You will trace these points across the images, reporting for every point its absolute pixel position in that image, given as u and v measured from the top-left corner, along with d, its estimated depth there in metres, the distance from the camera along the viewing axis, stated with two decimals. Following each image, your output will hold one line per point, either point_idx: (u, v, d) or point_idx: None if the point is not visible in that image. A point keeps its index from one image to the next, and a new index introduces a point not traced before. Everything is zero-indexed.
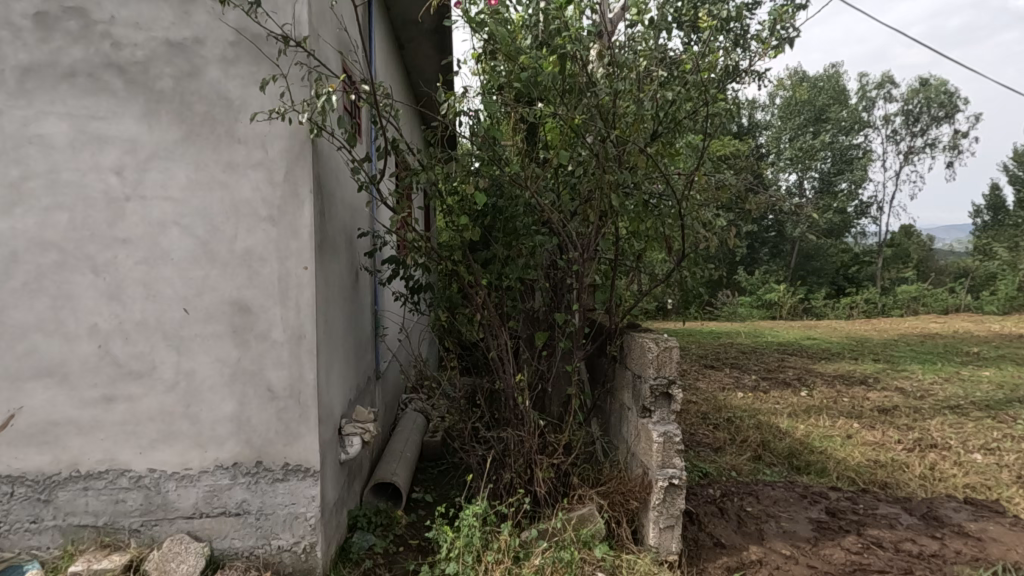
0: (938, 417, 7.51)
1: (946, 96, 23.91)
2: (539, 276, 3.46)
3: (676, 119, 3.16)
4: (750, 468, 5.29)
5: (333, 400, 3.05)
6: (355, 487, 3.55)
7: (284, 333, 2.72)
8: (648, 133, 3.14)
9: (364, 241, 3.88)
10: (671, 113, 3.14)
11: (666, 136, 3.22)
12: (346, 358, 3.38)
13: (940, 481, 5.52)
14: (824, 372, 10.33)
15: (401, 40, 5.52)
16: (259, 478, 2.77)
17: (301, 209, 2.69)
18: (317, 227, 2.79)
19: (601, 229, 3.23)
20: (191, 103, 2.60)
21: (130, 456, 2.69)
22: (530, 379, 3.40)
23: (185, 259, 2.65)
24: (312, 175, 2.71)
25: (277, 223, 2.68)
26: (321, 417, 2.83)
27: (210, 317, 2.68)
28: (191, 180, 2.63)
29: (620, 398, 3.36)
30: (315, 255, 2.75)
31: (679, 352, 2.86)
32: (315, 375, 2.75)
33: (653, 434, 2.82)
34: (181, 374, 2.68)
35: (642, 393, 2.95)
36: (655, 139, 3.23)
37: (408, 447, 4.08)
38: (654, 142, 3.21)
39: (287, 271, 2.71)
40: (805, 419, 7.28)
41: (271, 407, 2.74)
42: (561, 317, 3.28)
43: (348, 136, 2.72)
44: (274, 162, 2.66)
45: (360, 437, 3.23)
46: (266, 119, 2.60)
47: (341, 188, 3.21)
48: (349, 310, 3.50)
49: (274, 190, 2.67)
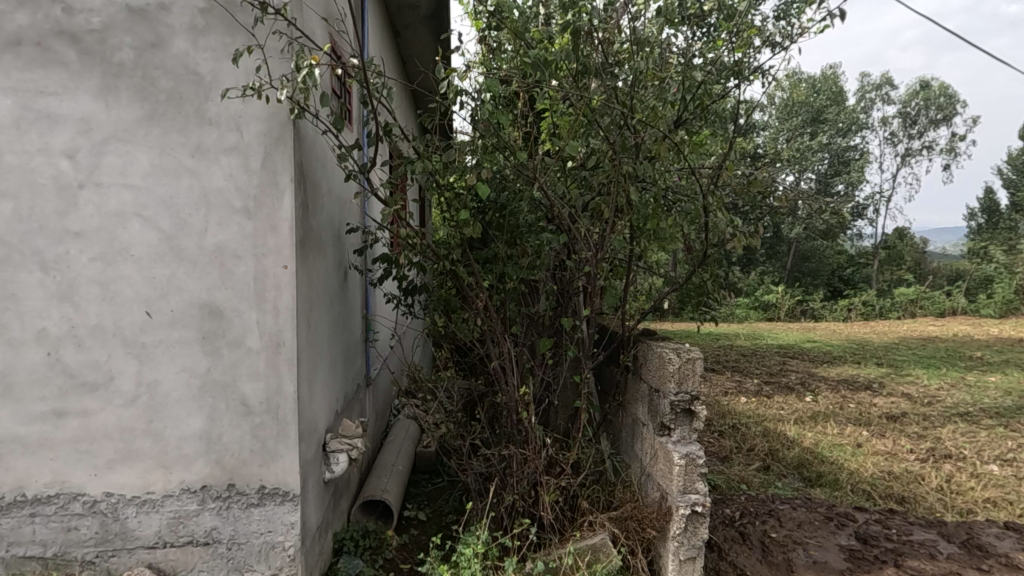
0: (949, 426, 7.26)
1: (945, 99, 23.86)
2: (544, 277, 3.18)
3: (701, 104, 2.86)
4: (761, 480, 5.02)
5: (316, 414, 2.74)
6: (341, 506, 3.25)
7: (260, 341, 2.42)
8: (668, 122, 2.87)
9: (354, 238, 3.58)
10: (697, 101, 2.85)
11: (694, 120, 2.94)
12: (332, 366, 3.07)
13: (958, 495, 5.27)
14: (827, 376, 10.07)
15: (396, 27, 5.31)
16: (232, 503, 2.46)
17: (280, 201, 2.38)
18: (299, 221, 2.49)
19: (614, 226, 2.94)
20: (154, 77, 2.28)
21: (83, 478, 2.38)
22: (535, 390, 3.10)
23: (147, 256, 2.33)
24: (293, 163, 2.40)
25: (254, 216, 2.37)
26: (302, 434, 2.52)
27: (176, 321, 2.37)
28: (155, 165, 2.31)
29: (633, 412, 3.08)
30: (296, 253, 2.44)
31: (703, 365, 2.57)
32: (294, 388, 2.45)
33: (673, 456, 2.53)
34: (143, 386, 2.37)
35: (661, 409, 2.65)
36: (678, 127, 2.93)
37: (400, 461, 3.79)
38: (676, 131, 2.91)
39: (264, 271, 2.40)
40: (812, 427, 7.01)
41: (245, 423, 2.43)
42: (569, 322, 2.97)
43: (334, 118, 2.40)
44: (249, 146, 2.35)
45: (347, 454, 2.92)
46: (239, 96, 2.28)
47: (328, 179, 2.91)
48: (336, 312, 3.19)
49: (250, 178, 2.36)
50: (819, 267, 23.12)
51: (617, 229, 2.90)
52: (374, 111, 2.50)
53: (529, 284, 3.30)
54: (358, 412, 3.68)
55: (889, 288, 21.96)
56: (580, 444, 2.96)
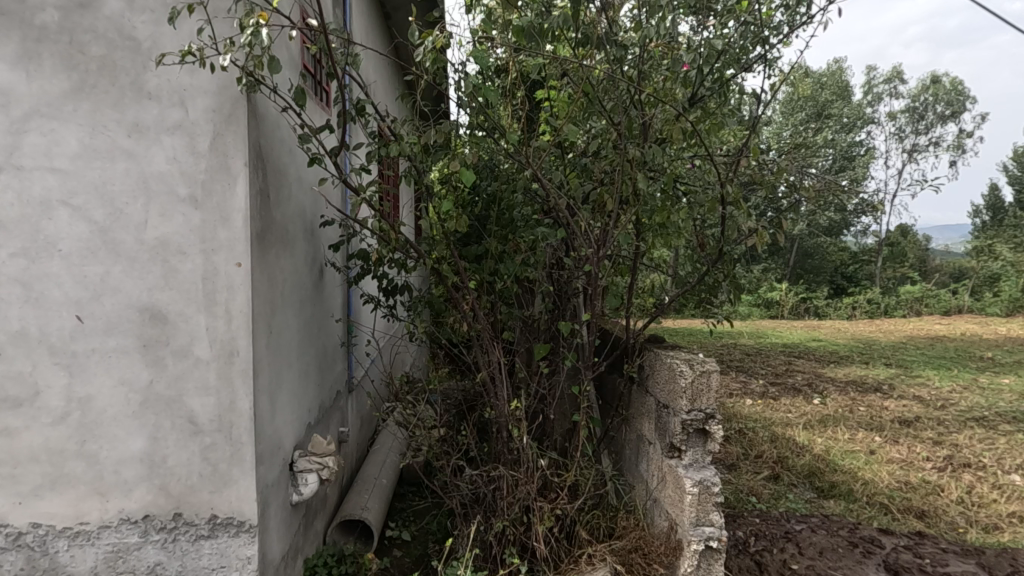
0: (966, 431, 6.94)
1: (955, 94, 23.41)
2: (541, 277, 2.85)
3: (721, 77, 2.56)
4: (772, 491, 4.71)
5: (280, 430, 2.43)
6: (315, 528, 2.94)
7: (210, 349, 2.10)
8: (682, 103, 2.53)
9: (332, 231, 3.25)
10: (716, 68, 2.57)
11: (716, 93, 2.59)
12: (302, 374, 2.75)
13: (981, 508, 4.95)
14: (834, 377, 9.74)
15: (388, 10, 4.98)
16: (179, 535, 2.15)
17: (233, 188, 2.07)
18: (256, 212, 2.17)
19: (619, 220, 2.60)
20: (83, 43, 1.95)
21: (6, 507, 2.06)
22: (529, 405, 2.78)
23: (78, 252, 2.01)
24: (247, 144, 2.08)
25: (201, 206, 2.05)
26: (261, 456, 2.21)
27: (111, 327, 2.04)
28: (86, 146, 1.98)
29: (638, 428, 2.76)
30: (252, 248, 2.12)
31: (720, 378, 2.25)
32: (250, 404, 2.13)
33: (684, 484, 2.21)
34: (74, 402, 2.04)
35: (671, 428, 2.33)
36: (693, 106, 2.59)
37: (383, 474, 3.48)
38: (691, 111, 2.56)
39: (214, 269, 2.08)
40: (822, 431, 6.69)
41: (193, 444, 2.12)
42: (568, 326, 2.61)
43: (294, 91, 2.06)
44: (196, 125, 2.02)
45: (317, 474, 2.61)
46: (179, 64, 1.96)
47: (296, 166, 2.59)
48: (308, 314, 2.87)
49: (197, 162, 2.04)
50: (823, 263, 22.72)
51: (621, 222, 2.57)
52: (340, 83, 2.15)
53: (523, 283, 2.97)
54: (336, 421, 3.37)
55: (895, 286, 21.59)
56: (578, 464, 2.64)
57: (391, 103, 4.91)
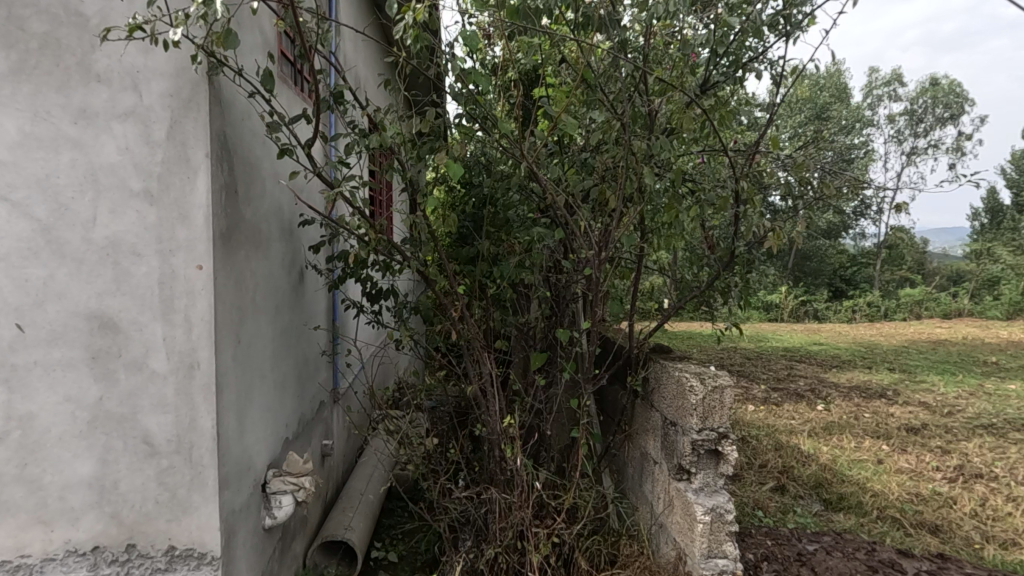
0: (976, 440, 6.74)
1: (955, 96, 23.27)
2: (538, 281, 2.64)
3: (736, 62, 2.33)
4: (779, 504, 4.50)
5: (250, 449, 2.21)
6: (294, 552, 2.72)
7: (167, 362, 1.88)
8: (693, 91, 2.31)
9: (313, 232, 3.04)
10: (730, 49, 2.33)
11: (731, 77, 2.36)
12: (277, 386, 2.53)
13: (995, 522, 4.74)
14: (837, 382, 9.52)
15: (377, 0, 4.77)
16: (132, 568, 1.94)
17: (192, 182, 1.85)
18: (221, 209, 1.95)
19: (623, 218, 2.40)
20: (22, 18, 1.72)
21: None
22: (523, 421, 2.57)
23: (16, 253, 1.77)
24: (210, 134, 1.86)
25: (157, 202, 1.84)
26: (226, 479, 1.99)
27: (54, 337, 1.81)
28: (25, 133, 1.75)
29: (643, 446, 2.55)
30: (215, 250, 1.91)
31: (734, 395, 2.04)
32: (212, 422, 1.92)
33: (694, 511, 2.00)
34: (13, 421, 1.80)
35: (679, 449, 2.12)
36: (707, 92, 2.36)
37: (369, 490, 3.27)
38: (705, 97, 2.34)
39: (171, 273, 1.86)
40: (828, 439, 6.50)
41: (148, 468, 1.90)
42: (567, 335, 2.39)
43: (261, 73, 1.85)
44: (151, 111, 1.81)
45: (293, 495, 2.40)
46: (128, 40, 1.74)
47: (270, 160, 2.38)
48: (285, 321, 2.65)
49: (152, 153, 1.82)
50: (822, 266, 22.55)
51: (625, 222, 2.37)
52: (313, 65, 1.93)
53: (519, 288, 2.77)
54: (319, 434, 3.16)
55: (895, 289, 21.42)
56: (578, 485, 2.43)
57: (379, 95, 4.75)
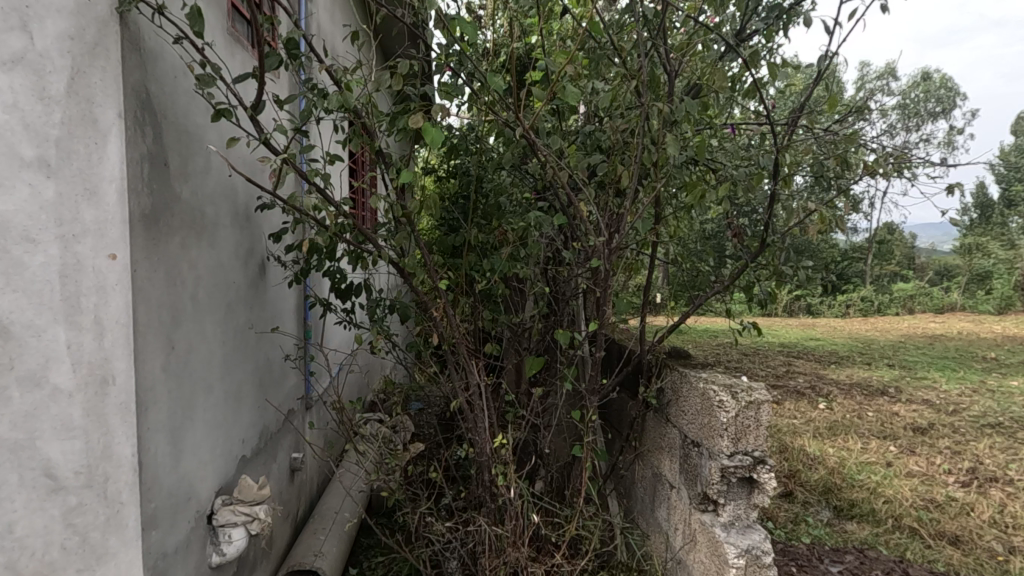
0: (987, 440, 6.48)
1: (948, 91, 23.18)
2: (535, 274, 2.29)
3: (781, 5, 1.94)
4: (789, 513, 4.20)
5: (189, 477, 1.85)
6: None
7: (74, 377, 1.42)
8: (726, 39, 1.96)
9: (274, 218, 2.67)
10: None
11: (778, 20, 1.96)
12: (228, 397, 2.16)
13: (1017, 530, 4.47)
14: (838, 379, 9.24)
15: None
16: None
17: (99, 148, 1.46)
18: (139, 185, 1.59)
19: (638, 201, 2.06)
20: None
21: None
22: (517, 438, 2.23)
23: None
24: (120, 90, 1.51)
25: (55, 172, 1.37)
26: (147, 519, 1.64)
27: None
28: None
29: (656, 465, 2.23)
30: (132, 237, 1.54)
31: (771, 413, 1.76)
32: (129, 449, 1.55)
33: (725, 554, 1.70)
34: None
35: (704, 476, 1.82)
36: (743, 42, 2.00)
37: (344, 508, 2.91)
38: (742, 48, 1.98)
39: (75, 263, 1.42)
40: (833, 440, 6.21)
41: (52, 511, 1.40)
42: (568, 336, 2.03)
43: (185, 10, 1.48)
44: (45, 47, 1.34)
45: (245, 526, 2.04)
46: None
47: (214, 129, 2.01)
48: (239, 321, 2.28)
49: (46, 101, 1.34)
50: None
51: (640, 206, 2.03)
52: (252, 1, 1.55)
53: (512, 282, 2.45)
54: (286, 448, 2.79)
55: (888, 283, 21.27)
56: (582, 512, 2.09)
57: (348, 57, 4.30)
